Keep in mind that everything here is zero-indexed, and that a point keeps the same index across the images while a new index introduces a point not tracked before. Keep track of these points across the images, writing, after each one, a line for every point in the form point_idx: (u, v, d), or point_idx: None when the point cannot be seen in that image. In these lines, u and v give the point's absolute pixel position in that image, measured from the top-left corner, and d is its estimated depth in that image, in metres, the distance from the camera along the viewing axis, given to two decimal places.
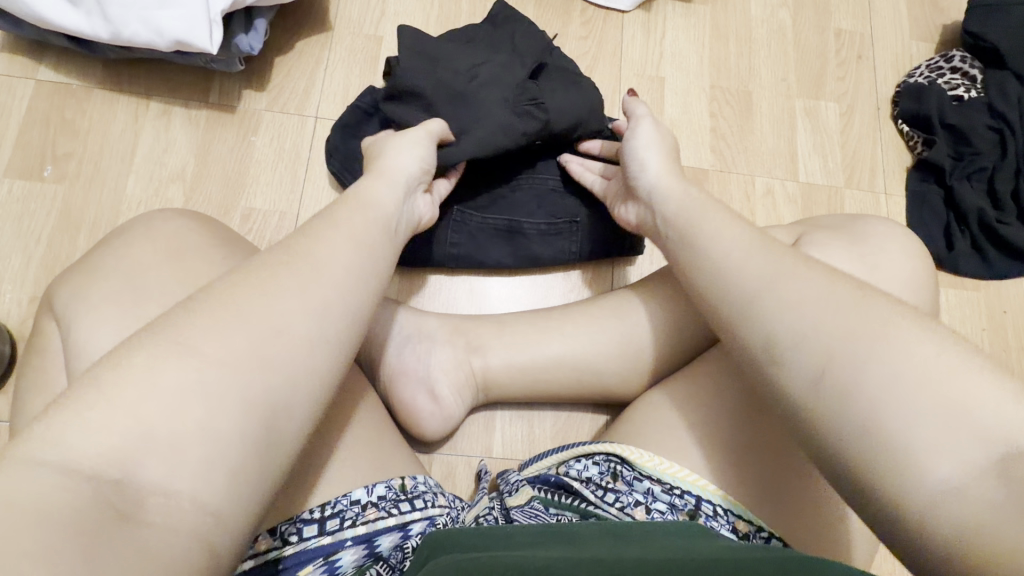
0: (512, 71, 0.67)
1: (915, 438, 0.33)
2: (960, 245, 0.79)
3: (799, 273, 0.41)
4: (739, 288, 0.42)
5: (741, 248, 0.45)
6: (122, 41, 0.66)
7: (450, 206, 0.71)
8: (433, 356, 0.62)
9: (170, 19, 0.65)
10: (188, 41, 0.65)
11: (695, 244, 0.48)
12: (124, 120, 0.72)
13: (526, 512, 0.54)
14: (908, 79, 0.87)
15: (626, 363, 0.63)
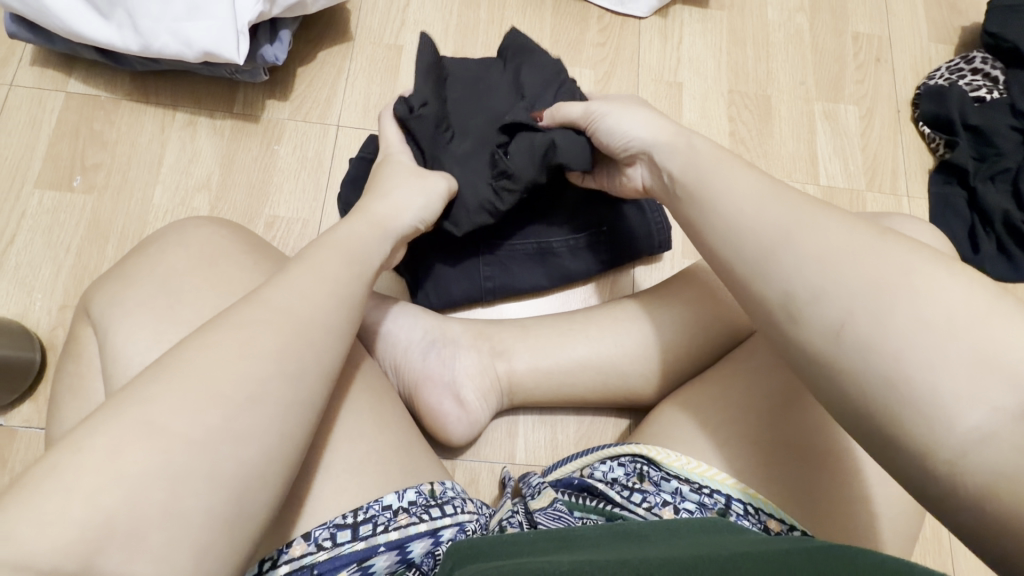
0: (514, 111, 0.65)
1: (943, 386, 0.33)
2: (985, 247, 0.78)
3: (816, 221, 0.40)
4: (754, 241, 0.41)
5: (753, 199, 0.43)
6: (151, 53, 0.68)
7: (479, 241, 0.71)
8: (458, 361, 0.63)
9: (198, 31, 0.66)
10: (216, 53, 0.67)
11: (705, 201, 0.46)
12: (151, 131, 0.73)
13: (550, 514, 0.54)
14: (928, 81, 0.86)
15: (652, 365, 0.63)
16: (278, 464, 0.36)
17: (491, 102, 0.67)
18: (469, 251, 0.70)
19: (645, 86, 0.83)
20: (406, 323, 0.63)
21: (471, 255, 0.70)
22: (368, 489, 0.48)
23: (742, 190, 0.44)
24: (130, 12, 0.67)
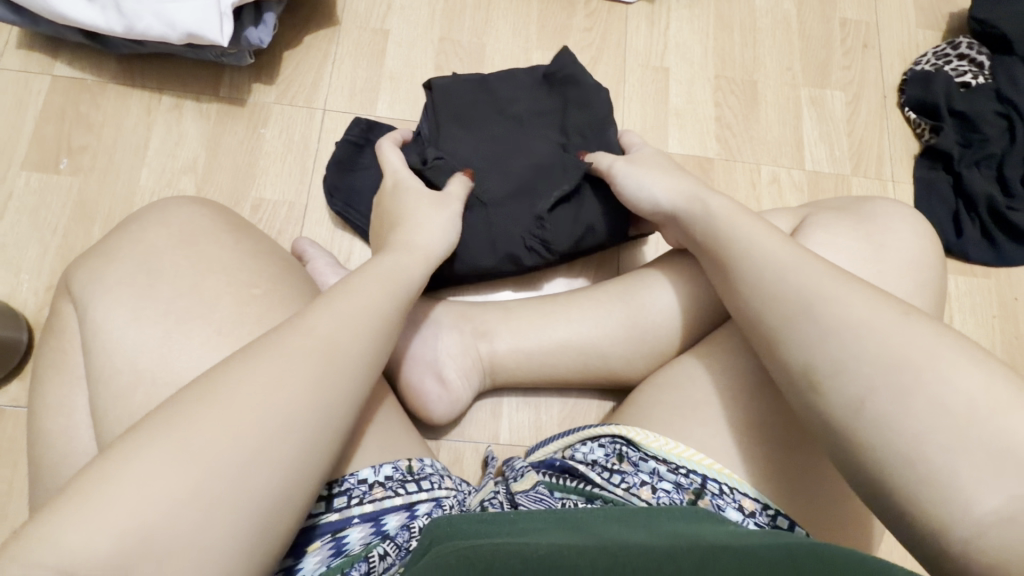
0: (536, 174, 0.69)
1: (957, 468, 0.35)
2: (969, 232, 0.78)
3: (846, 298, 0.43)
4: (779, 309, 0.45)
5: (787, 267, 0.46)
6: (136, 34, 0.68)
7: None
8: (440, 341, 0.63)
9: (182, 13, 0.66)
10: (200, 35, 0.67)
11: (738, 271, 0.49)
12: (138, 114, 0.73)
13: (532, 496, 0.54)
14: (915, 67, 0.86)
15: (632, 346, 0.63)
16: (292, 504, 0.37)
17: (519, 149, 0.70)
18: None
19: (631, 71, 0.83)
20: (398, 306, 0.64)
21: None
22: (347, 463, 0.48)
23: (768, 246, 0.48)
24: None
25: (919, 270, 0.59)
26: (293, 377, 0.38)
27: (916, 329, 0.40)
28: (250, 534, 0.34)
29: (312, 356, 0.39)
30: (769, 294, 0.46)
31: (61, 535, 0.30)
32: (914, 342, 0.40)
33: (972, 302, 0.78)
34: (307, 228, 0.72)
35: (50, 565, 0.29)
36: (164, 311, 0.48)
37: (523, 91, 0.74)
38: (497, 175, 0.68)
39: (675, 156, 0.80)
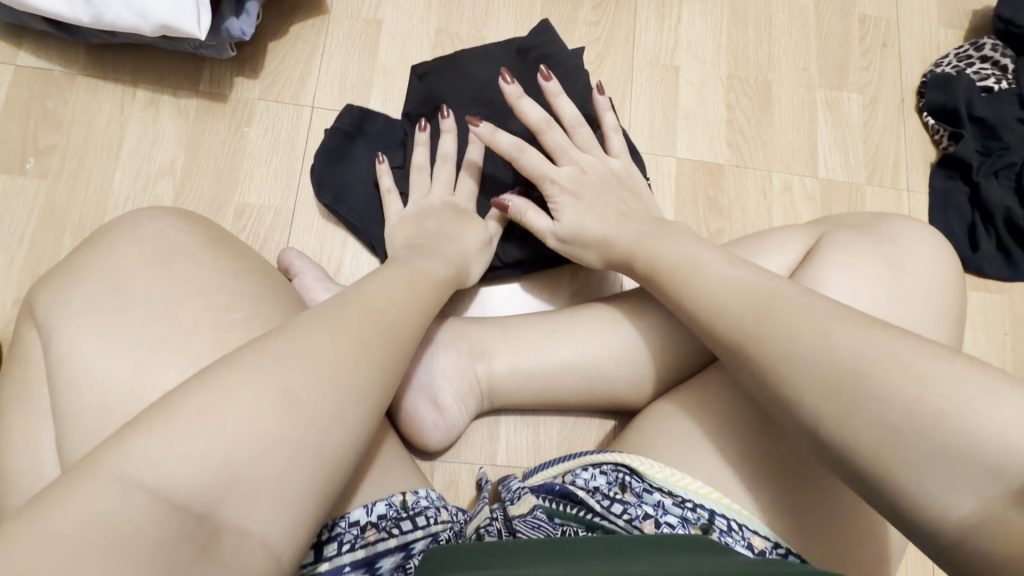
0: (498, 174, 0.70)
1: (926, 466, 0.36)
2: (985, 245, 0.76)
3: (801, 306, 0.45)
4: (736, 321, 0.47)
5: (739, 283, 0.49)
6: (104, 25, 0.62)
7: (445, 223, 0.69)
8: (436, 362, 0.59)
9: (158, 3, 0.61)
10: (177, 27, 0.61)
11: (690, 289, 0.51)
12: (111, 110, 0.68)
13: (530, 522, 0.53)
14: (936, 68, 0.82)
15: (637, 371, 0.61)
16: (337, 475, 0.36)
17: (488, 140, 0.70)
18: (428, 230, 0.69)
19: (640, 69, 0.78)
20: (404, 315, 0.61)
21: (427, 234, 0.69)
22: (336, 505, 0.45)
23: (720, 268, 0.51)
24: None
25: (939, 296, 0.56)
26: (361, 347, 0.39)
27: (867, 337, 0.41)
28: (310, 498, 0.34)
29: (370, 331, 0.40)
30: (720, 310, 0.48)
31: (157, 458, 0.30)
32: (865, 346, 0.40)
33: (984, 318, 0.76)
34: (295, 237, 0.68)
35: (146, 487, 0.29)
36: (140, 340, 0.45)
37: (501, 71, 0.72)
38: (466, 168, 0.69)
39: (683, 162, 0.76)
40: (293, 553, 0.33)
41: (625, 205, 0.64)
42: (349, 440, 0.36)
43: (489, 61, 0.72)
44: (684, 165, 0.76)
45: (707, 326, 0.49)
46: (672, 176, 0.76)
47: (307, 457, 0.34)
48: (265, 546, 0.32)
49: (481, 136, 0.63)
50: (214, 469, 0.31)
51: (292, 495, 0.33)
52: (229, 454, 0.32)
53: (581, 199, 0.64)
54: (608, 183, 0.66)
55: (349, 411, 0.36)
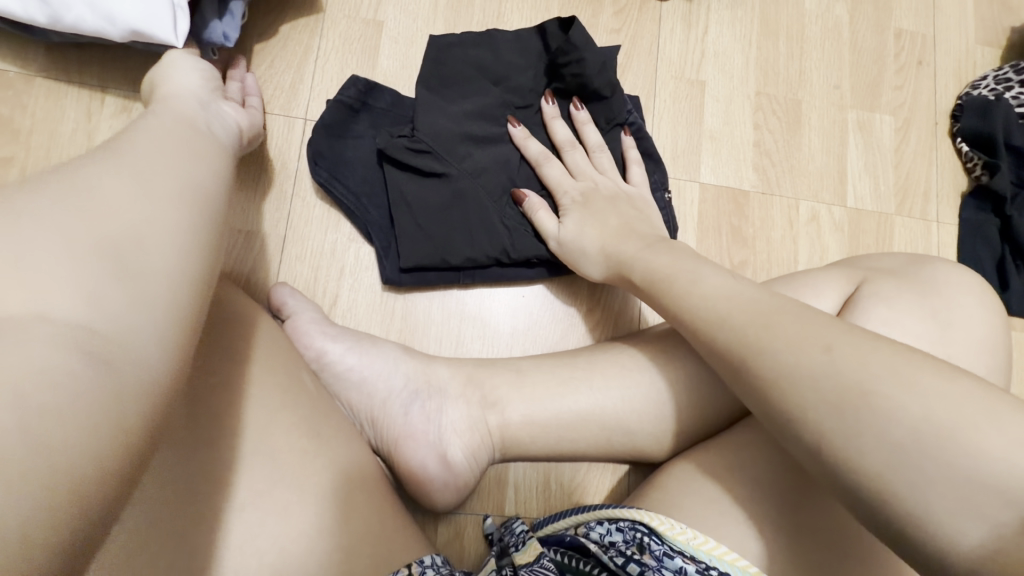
0: (498, 172, 0.64)
1: (933, 504, 0.32)
2: (1015, 283, 0.72)
3: (800, 318, 0.40)
4: (736, 339, 0.42)
5: (732, 290, 0.45)
6: (65, 27, 0.54)
7: (445, 225, 0.62)
8: (445, 415, 0.55)
9: (127, 5, 0.53)
10: (149, 33, 0.54)
11: (685, 297, 0.47)
12: (76, 118, 0.60)
13: (536, 573, 0.48)
14: (972, 90, 0.78)
15: (660, 424, 0.57)
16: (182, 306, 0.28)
17: (501, 138, 0.65)
18: (422, 233, 0.62)
19: (663, 84, 0.72)
20: (365, 356, 0.55)
21: (423, 238, 0.62)
22: (283, 555, 0.38)
23: (714, 277, 0.47)
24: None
25: (991, 356, 0.51)
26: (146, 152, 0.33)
27: (868, 350, 0.37)
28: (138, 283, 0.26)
29: (166, 141, 0.36)
30: (716, 328, 0.43)
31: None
32: (868, 362, 0.36)
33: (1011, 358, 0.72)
34: (286, 265, 0.62)
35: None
36: None
37: (516, 58, 0.66)
38: (467, 162, 0.63)
39: (707, 187, 0.71)
40: (146, 352, 0.25)
41: (630, 217, 0.61)
42: (175, 221, 0.30)
43: (521, 46, 0.66)
44: (708, 191, 0.71)
45: (706, 341, 0.44)
46: (695, 203, 0.71)
47: (108, 237, 0.27)
48: (73, 337, 0.23)
49: (514, 139, 0.65)
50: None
51: (98, 276, 0.25)
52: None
53: (587, 210, 0.62)
54: (616, 198, 0.63)
55: (154, 192, 0.31)
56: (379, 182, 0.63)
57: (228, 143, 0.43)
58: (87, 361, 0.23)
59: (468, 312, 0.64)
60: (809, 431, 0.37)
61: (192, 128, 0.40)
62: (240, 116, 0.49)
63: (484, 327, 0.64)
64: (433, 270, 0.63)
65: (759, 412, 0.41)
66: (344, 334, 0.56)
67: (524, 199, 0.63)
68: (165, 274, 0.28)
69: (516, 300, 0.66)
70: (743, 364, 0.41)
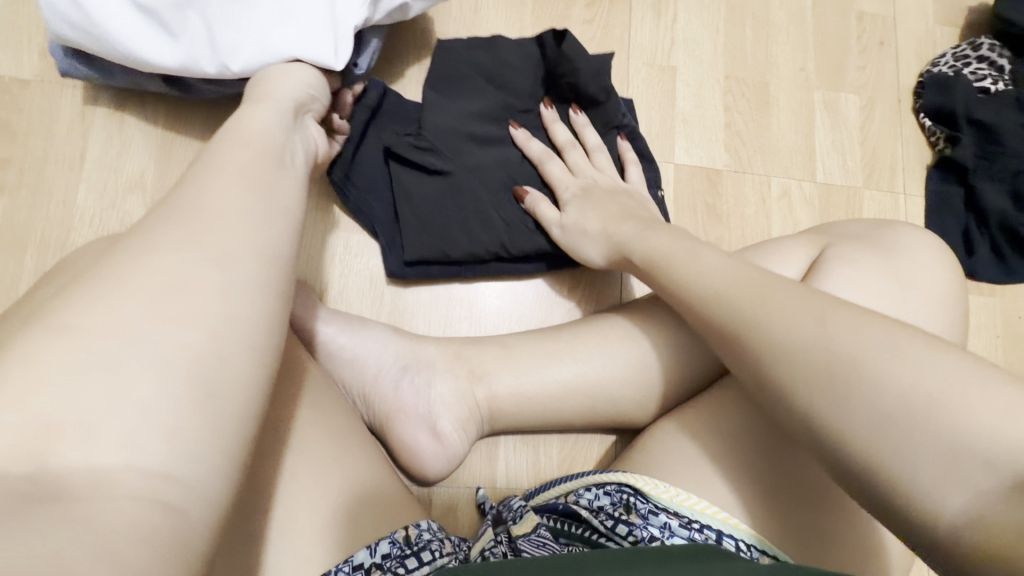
0: (499, 172, 0.67)
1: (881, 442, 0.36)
2: (980, 250, 0.75)
3: (790, 297, 0.43)
4: (723, 319, 0.45)
5: (724, 272, 0.47)
6: (231, 75, 0.58)
7: (448, 221, 0.65)
8: (434, 389, 0.57)
9: (288, 40, 0.57)
10: (308, 61, 0.57)
11: (676, 281, 0.50)
12: (71, 120, 0.64)
13: (534, 540, 0.50)
14: (932, 68, 0.81)
15: (642, 390, 0.59)
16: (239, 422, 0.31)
17: (502, 139, 0.68)
18: (425, 228, 0.64)
19: (636, 70, 0.75)
20: (355, 337, 0.58)
21: (426, 233, 0.64)
22: None
23: (712, 261, 0.49)
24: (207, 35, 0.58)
25: (949, 310, 0.54)
26: (208, 210, 0.36)
27: (859, 322, 0.39)
28: (197, 397, 0.30)
29: (230, 209, 0.37)
30: (710, 312, 0.46)
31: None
32: (857, 334, 0.39)
33: (979, 322, 0.75)
34: None
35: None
36: None
37: (515, 62, 0.69)
38: (469, 160, 0.66)
39: (681, 168, 0.74)
40: (205, 475, 0.29)
41: (629, 208, 0.63)
42: (243, 323, 0.33)
43: (522, 53, 0.69)
44: (682, 172, 0.74)
45: (702, 316, 0.47)
46: (671, 184, 0.73)
47: (187, 364, 0.30)
48: (152, 489, 0.27)
49: (516, 140, 0.68)
50: (37, 421, 0.27)
51: (178, 412, 0.29)
52: (52, 392, 0.27)
53: (587, 202, 0.64)
54: (616, 192, 0.65)
55: (223, 300, 0.33)
56: (383, 180, 0.66)
57: (305, 167, 0.47)
58: (153, 510, 0.27)
59: (455, 293, 0.67)
60: (799, 399, 0.39)
61: (275, 152, 0.44)
62: (319, 135, 0.54)
63: (471, 308, 0.67)
64: (436, 264, 0.66)
65: (752, 386, 0.43)
66: (334, 314, 0.59)
67: (526, 195, 0.66)
68: (235, 393, 0.31)
69: (508, 293, 0.68)
70: (737, 336, 0.43)
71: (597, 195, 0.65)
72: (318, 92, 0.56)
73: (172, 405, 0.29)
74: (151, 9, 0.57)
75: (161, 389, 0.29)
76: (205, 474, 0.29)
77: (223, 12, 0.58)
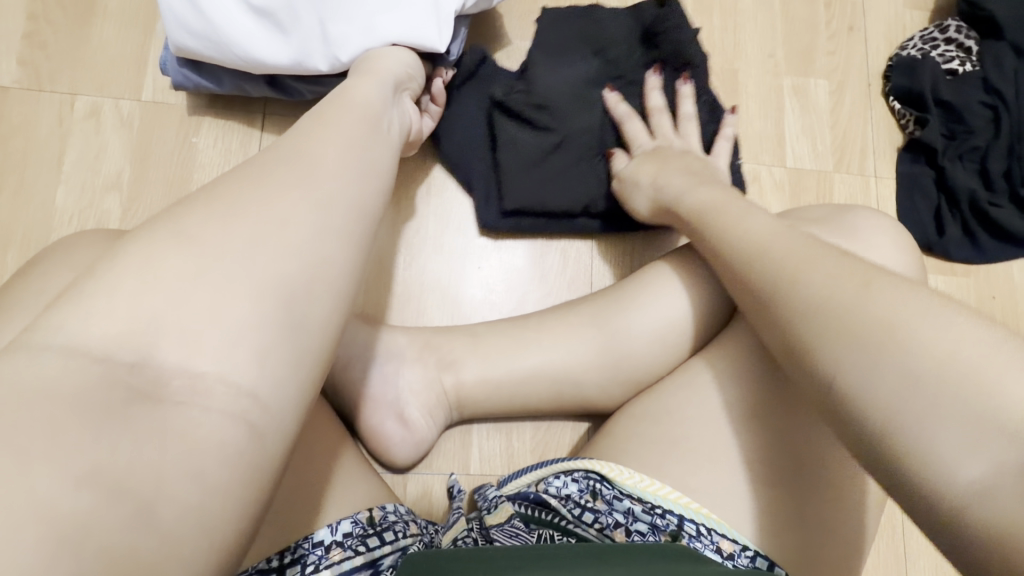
0: (582, 133, 0.72)
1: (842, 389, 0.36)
2: (950, 230, 0.75)
3: (816, 251, 0.43)
4: (765, 249, 0.46)
5: (762, 226, 0.49)
6: (341, 67, 0.62)
7: (531, 177, 0.69)
8: (402, 376, 0.58)
9: (398, 24, 0.61)
10: (417, 44, 0.61)
11: (720, 225, 0.52)
12: (49, 122, 0.66)
13: (507, 531, 0.52)
14: (902, 52, 0.82)
15: (607, 375, 0.60)
16: (309, 367, 0.34)
17: (585, 103, 0.72)
18: (517, 181, 0.69)
19: None
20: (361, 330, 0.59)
21: (515, 186, 0.69)
22: None
23: (758, 217, 0.51)
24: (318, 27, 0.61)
25: None
26: (316, 162, 0.39)
27: (908, 290, 0.37)
28: (289, 325, 0.33)
29: (341, 161, 0.41)
30: (742, 254, 0.48)
31: (68, 326, 0.29)
32: (897, 303, 0.36)
33: None
34: None
35: (56, 351, 0.28)
36: None
37: (612, 28, 0.73)
38: (558, 120, 0.71)
39: None
40: (278, 403, 0.32)
41: (698, 167, 0.65)
42: (328, 265, 0.36)
43: (619, 22, 0.73)
44: None
45: (738, 269, 0.48)
46: None
47: (288, 287, 0.34)
48: (235, 404, 0.30)
49: (607, 102, 0.72)
50: (145, 321, 0.30)
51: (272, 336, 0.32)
52: (146, 290, 0.30)
53: (657, 158, 0.67)
54: (687, 154, 0.68)
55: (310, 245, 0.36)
56: (484, 135, 0.71)
57: (399, 140, 0.50)
58: (229, 424, 0.30)
59: (428, 282, 0.69)
60: (823, 363, 0.38)
61: (377, 122, 0.48)
62: (411, 114, 0.58)
63: (444, 297, 0.69)
64: (527, 217, 0.70)
65: (780, 350, 0.42)
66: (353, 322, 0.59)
67: (614, 154, 0.71)
68: (315, 329, 0.35)
69: (487, 292, 0.70)
70: (761, 291, 0.44)
71: (671, 152, 0.67)
72: (415, 74, 0.61)
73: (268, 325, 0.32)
74: (267, 12, 0.60)
75: (259, 314, 0.32)
76: (280, 396, 0.32)
77: (335, 3, 0.61)
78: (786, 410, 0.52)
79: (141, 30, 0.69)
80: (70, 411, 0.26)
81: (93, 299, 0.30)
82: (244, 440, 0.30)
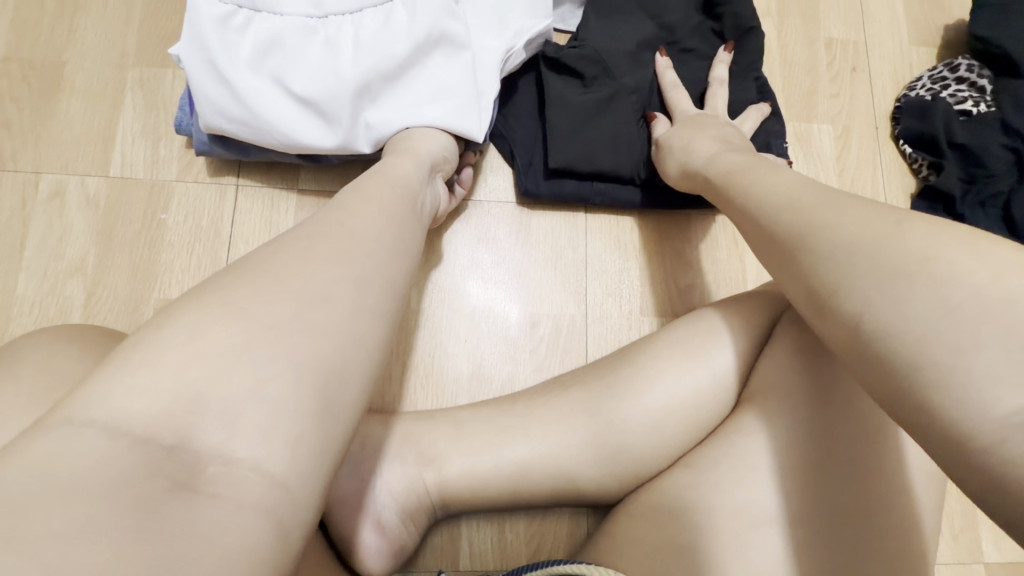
0: (625, 101, 0.70)
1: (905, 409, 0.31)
2: None
3: (846, 203, 0.39)
4: (786, 218, 0.42)
5: (798, 179, 0.45)
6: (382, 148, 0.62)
7: (569, 143, 0.67)
8: (381, 478, 0.54)
9: (437, 113, 0.61)
10: (457, 129, 0.62)
11: (752, 180, 0.49)
12: (10, 206, 0.63)
13: None
14: (909, 92, 0.77)
15: (605, 469, 0.54)
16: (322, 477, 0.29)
17: (628, 70, 0.71)
18: (556, 146, 0.67)
19: None
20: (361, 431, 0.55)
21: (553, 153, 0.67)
22: None
23: (781, 176, 0.47)
24: (354, 113, 0.61)
25: None
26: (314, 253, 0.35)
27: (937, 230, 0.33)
28: (320, 411, 0.29)
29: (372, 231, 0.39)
30: (771, 215, 0.43)
31: (111, 400, 0.26)
32: (923, 243, 0.33)
33: None
34: None
35: (95, 425, 0.25)
36: None
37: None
38: (601, 88, 0.69)
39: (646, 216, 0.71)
40: (304, 494, 0.28)
41: (731, 135, 0.62)
42: (351, 348, 0.32)
43: None
44: (648, 219, 0.71)
45: (764, 226, 0.44)
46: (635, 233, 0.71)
47: (328, 369, 0.31)
48: (272, 496, 0.26)
49: (658, 66, 0.71)
50: (191, 395, 0.27)
51: (309, 421, 0.29)
52: (191, 370, 0.27)
53: (694, 125, 0.64)
54: (722, 122, 0.65)
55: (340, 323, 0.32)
56: (529, 103, 0.71)
57: (427, 220, 0.50)
58: (261, 523, 0.26)
59: (413, 358, 0.65)
60: (848, 303, 0.35)
61: (403, 193, 0.47)
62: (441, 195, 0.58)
63: (430, 375, 0.65)
64: (567, 183, 0.69)
65: (802, 298, 0.39)
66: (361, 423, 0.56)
67: (655, 120, 0.69)
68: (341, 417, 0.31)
69: (476, 366, 0.65)
70: (791, 255, 0.40)
71: (713, 119, 0.65)
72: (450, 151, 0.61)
73: (304, 415, 0.29)
74: (306, 99, 0.61)
75: (298, 396, 0.29)
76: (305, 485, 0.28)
77: (377, 90, 0.61)
78: (804, 514, 0.47)
79: (109, 104, 0.66)
80: (85, 501, 0.22)
81: (128, 376, 0.26)
82: (272, 542, 0.26)
